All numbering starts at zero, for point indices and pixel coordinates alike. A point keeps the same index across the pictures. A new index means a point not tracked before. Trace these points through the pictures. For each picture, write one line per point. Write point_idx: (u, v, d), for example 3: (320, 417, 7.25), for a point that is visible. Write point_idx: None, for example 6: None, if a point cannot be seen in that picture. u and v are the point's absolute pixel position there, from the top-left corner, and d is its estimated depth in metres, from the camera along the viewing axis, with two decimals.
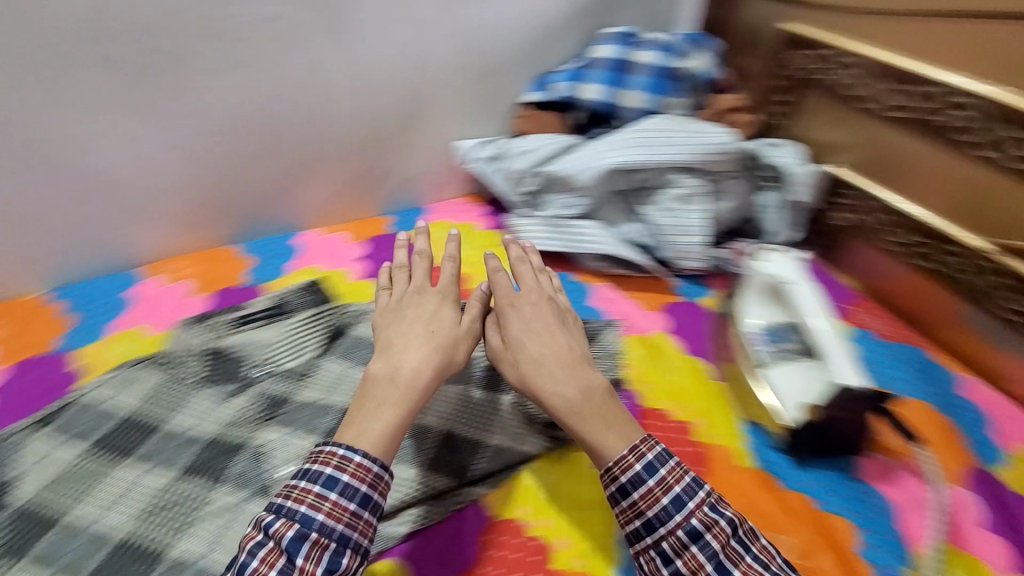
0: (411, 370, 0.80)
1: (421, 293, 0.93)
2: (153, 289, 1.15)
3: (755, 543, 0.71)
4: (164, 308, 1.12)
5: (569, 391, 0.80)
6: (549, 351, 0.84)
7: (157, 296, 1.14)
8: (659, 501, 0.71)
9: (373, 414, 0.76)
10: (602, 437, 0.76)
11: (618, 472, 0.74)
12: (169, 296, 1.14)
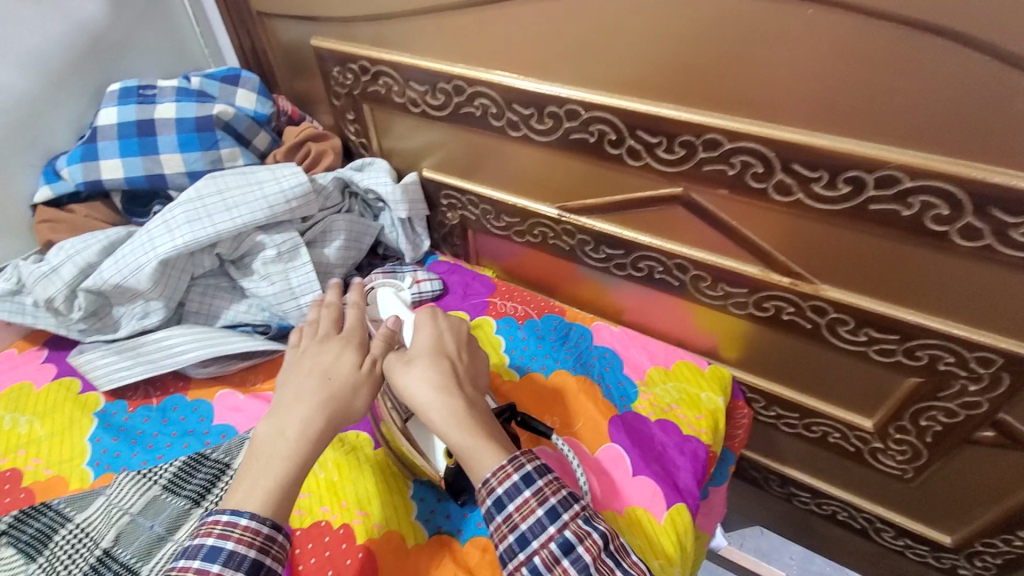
0: (281, 432, 0.49)
1: (326, 342, 0.56)
2: None
3: (627, 558, 0.46)
4: None
5: (447, 400, 0.51)
6: (434, 371, 0.53)
7: None
8: (534, 512, 0.46)
9: (244, 495, 0.46)
10: (469, 448, 0.49)
11: (494, 482, 0.47)
12: None
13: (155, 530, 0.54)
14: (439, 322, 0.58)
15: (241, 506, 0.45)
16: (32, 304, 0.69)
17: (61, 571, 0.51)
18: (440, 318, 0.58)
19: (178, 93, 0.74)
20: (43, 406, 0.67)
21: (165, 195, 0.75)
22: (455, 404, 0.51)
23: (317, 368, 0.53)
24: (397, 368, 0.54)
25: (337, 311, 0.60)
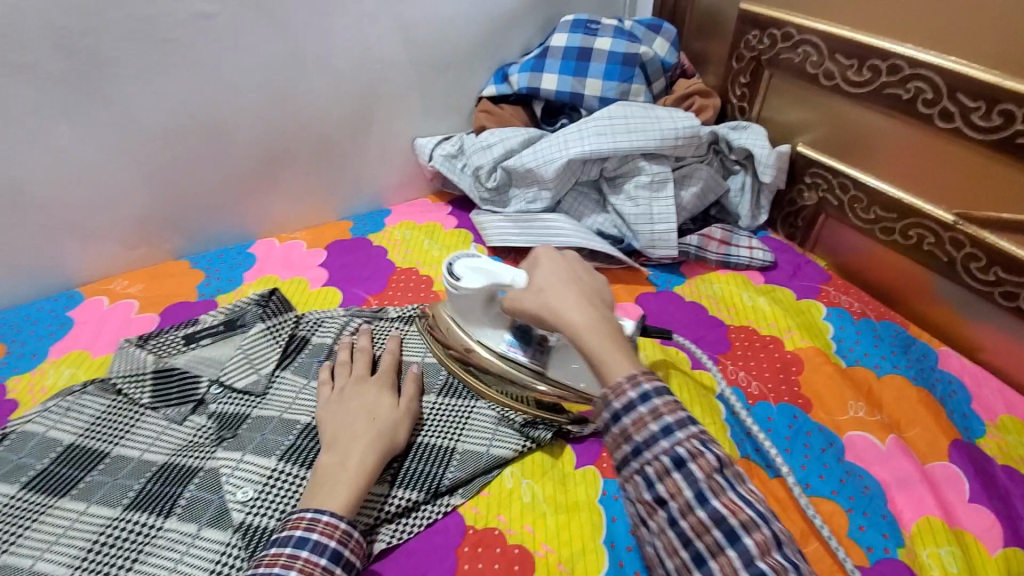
0: (340, 462, 0.51)
1: (362, 383, 0.60)
2: (288, 252, 0.85)
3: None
4: (273, 269, 0.82)
5: (581, 312, 0.49)
6: (562, 291, 0.51)
7: (284, 253, 0.85)
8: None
9: (327, 495, 0.49)
10: (604, 358, 0.45)
11: (612, 399, 0.43)
12: (301, 254, 0.85)
13: None
14: (553, 252, 0.56)
15: (324, 504, 0.48)
16: (462, 166, 0.90)
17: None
18: (556, 249, 0.56)
19: (615, 32, 0.87)
20: (448, 242, 0.89)
21: (571, 112, 0.90)
22: (588, 320, 0.48)
23: (363, 406, 0.57)
24: (523, 298, 0.54)
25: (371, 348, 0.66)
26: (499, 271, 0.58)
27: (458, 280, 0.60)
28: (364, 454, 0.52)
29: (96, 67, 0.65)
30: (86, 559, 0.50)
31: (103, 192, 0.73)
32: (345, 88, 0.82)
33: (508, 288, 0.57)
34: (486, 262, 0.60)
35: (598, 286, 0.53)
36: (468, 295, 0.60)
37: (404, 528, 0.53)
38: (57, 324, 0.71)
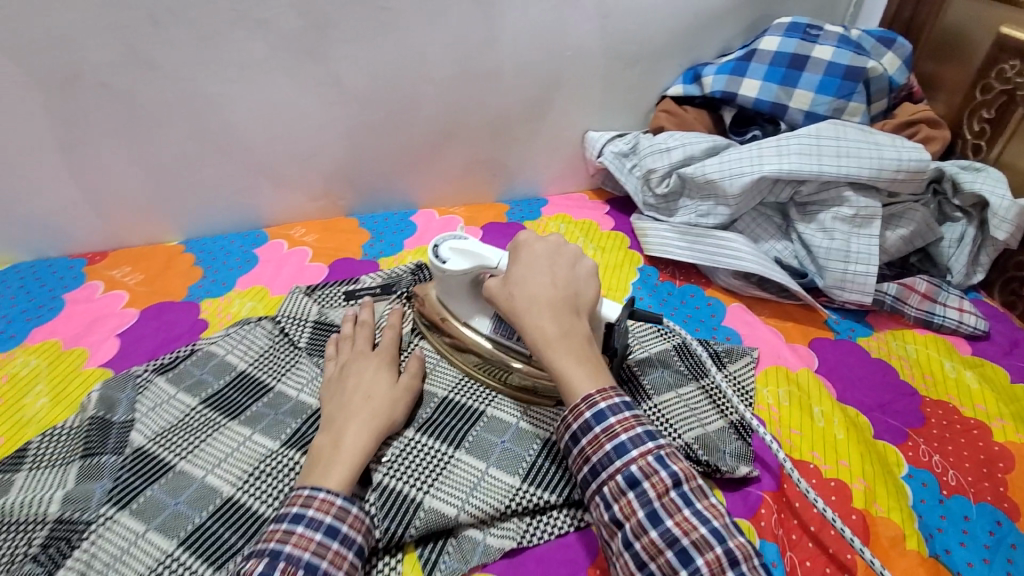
0: (334, 442, 0.50)
1: (365, 356, 0.59)
2: (446, 227, 0.86)
3: (699, 501, 0.44)
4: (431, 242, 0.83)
5: (553, 324, 0.49)
6: (536, 296, 0.51)
7: (441, 228, 0.86)
8: (603, 446, 0.46)
9: (322, 474, 0.48)
10: (560, 372, 0.48)
11: (570, 418, 0.47)
12: (458, 231, 0.85)
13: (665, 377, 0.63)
14: (533, 243, 0.55)
15: (320, 481, 0.47)
16: (631, 167, 0.85)
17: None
18: (537, 242, 0.55)
19: (839, 40, 0.78)
20: (604, 243, 0.83)
21: (767, 123, 0.82)
22: (524, 317, 0.50)
23: (358, 384, 0.55)
24: (497, 294, 0.53)
25: (372, 322, 0.64)
26: (484, 253, 0.57)
27: (444, 261, 0.58)
28: (354, 436, 0.51)
29: (318, 28, 0.67)
30: (248, 481, 0.54)
31: (298, 147, 0.76)
32: (532, 72, 0.79)
33: (491, 270, 0.57)
34: (470, 242, 0.58)
35: (578, 287, 0.53)
36: (456, 277, 0.58)
37: (535, 530, 0.51)
38: (243, 259, 0.78)
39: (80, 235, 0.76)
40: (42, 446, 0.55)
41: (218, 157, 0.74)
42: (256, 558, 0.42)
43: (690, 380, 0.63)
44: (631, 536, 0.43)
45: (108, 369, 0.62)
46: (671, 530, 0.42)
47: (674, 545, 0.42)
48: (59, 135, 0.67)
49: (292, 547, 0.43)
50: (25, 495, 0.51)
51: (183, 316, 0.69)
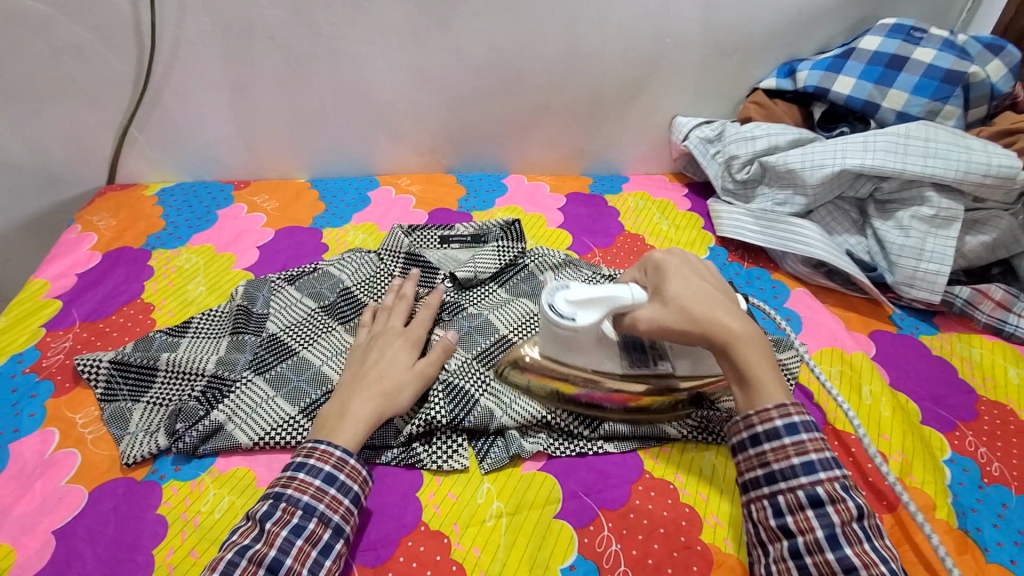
0: (341, 411, 0.54)
1: (391, 332, 0.62)
2: (534, 190, 0.92)
3: (877, 538, 0.44)
4: (519, 200, 0.90)
5: (738, 327, 0.50)
6: (709, 303, 0.51)
7: (532, 191, 0.92)
8: (788, 459, 0.47)
9: (332, 432, 0.52)
10: (755, 376, 0.49)
11: (754, 419, 0.48)
12: (546, 194, 0.91)
13: None
14: (673, 259, 0.55)
15: (327, 436, 0.52)
16: (714, 152, 0.89)
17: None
18: (675, 258, 0.56)
19: (943, 44, 0.79)
20: (682, 221, 0.87)
21: (857, 121, 0.85)
22: (712, 325, 0.50)
23: (378, 361, 0.58)
24: (664, 312, 0.52)
25: (407, 301, 0.67)
26: (611, 294, 0.52)
27: (573, 318, 0.53)
28: (360, 408, 0.54)
29: (451, 2, 0.76)
30: None
31: (416, 106, 0.87)
32: (631, 56, 0.85)
33: (625, 308, 0.53)
34: (586, 287, 0.54)
35: (730, 294, 0.54)
36: (585, 330, 0.54)
37: (576, 444, 0.59)
38: (358, 199, 0.89)
39: (233, 164, 0.91)
40: (202, 321, 0.67)
41: (349, 109, 0.86)
42: (323, 523, 0.47)
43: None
44: (804, 550, 0.44)
45: (252, 271, 0.75)
46: (850, 558, 0.43)
47: (852, 573, 0.42)
48: (232, 79, 0.81)
49: (347, 527, 0.49)
50: (190, 353, 0.62)
51: (308, 240, 0.81)
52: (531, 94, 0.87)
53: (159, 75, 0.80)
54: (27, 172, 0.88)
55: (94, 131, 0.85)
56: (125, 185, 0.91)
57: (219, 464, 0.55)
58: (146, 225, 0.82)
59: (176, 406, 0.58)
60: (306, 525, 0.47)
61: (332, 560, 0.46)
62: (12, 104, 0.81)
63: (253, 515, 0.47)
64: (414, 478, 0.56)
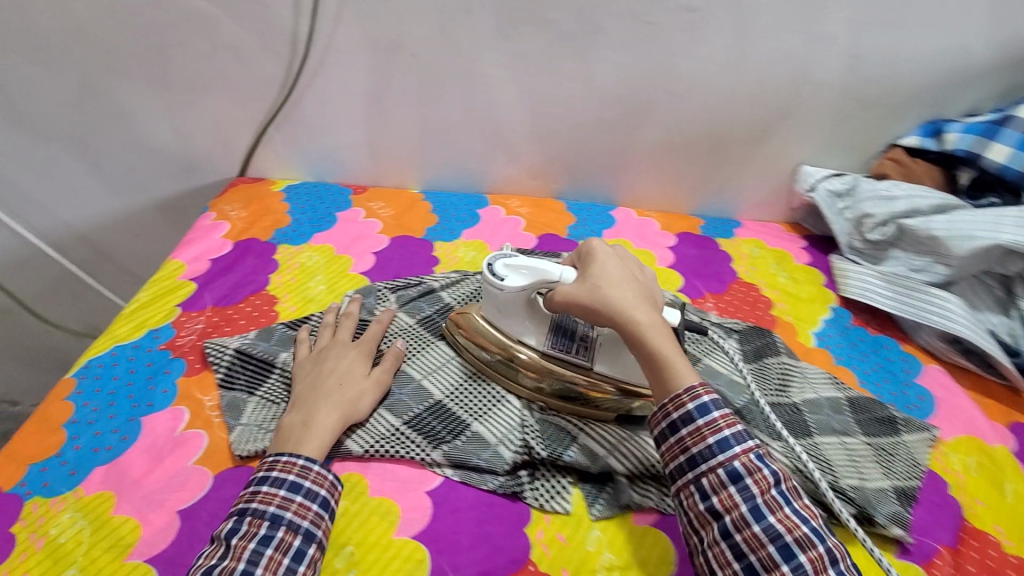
0: (305, 421, 0.54)
1: (347, 346, 0.62)
2: (642, 225, 0.90)
3: (796, 500, 0.46)
4: (629, 234, 0.88)
5: (648, 315, 0.53)
6: (626, 292, 0.54)
7: (642, 226, 0.90)
8: (705, 439, 0.48)
9: (298, 443, 0.52)
10: (665, 364, 0.51)
11: (669, 408, 0.50)
12: (654, 231, 0.89)
13: (832, 421, 0.64)
14: (606, 252, 0.57)
15: (308, 452, 0.51)
16: (842, 207, 0.85)
17: (766, 384, 0.67)
18: (607, 248, 0.57)
19: None
20: (800, 275, 0.83)
21: (1008, 191, 0.79)
22: (624, 311, 0.52)
23: (334, 372, 0.59)
24: (579, 287, 0.54)
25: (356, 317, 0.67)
26: (543, 268, 0.57)
27: (503, 280, 0.59)
28: (321, 415, 0.54)
29: (590, 32, 0.77)
30: (455, 391, 0.62)
31: (536, 130, 0.87)
32: (764, 99, 0.83)
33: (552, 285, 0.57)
34: (527, 259, 0.59)
35: (650, 288, 0.57)
36: (513, 296, 0.59)
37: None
38: (468, 215, 0.89)
39: (353, 169, 0.95)
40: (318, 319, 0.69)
41: (472, 126, 0.87)
42: (292, 530, 0.46)
43: (857, 432, 0.63)
44: (732, 529, 0.45)
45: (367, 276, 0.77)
46: (774, 525, 0.45)
47: (777, 540, 0.44)
48: (368, 88, 0.84)
49: (319, 531, 0.47)
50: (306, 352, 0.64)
51: (418, 251, 0.83)
52: (653, 128, 0.86)
53: (305, 79, 0.84)
54: (170, 156, 0.95)
55: (236, 126, 0.91)
56: (254, 179, 0.96)
57: (336, 466, 0.55)
58: (272, 220, 0.86)
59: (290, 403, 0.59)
60: (275, 534, 0.45)
61: (306, 565, 0.45)
62: (171, 95, 0.88)
63: (220, 535, 0.46)
64: (520, 511, 0.54)
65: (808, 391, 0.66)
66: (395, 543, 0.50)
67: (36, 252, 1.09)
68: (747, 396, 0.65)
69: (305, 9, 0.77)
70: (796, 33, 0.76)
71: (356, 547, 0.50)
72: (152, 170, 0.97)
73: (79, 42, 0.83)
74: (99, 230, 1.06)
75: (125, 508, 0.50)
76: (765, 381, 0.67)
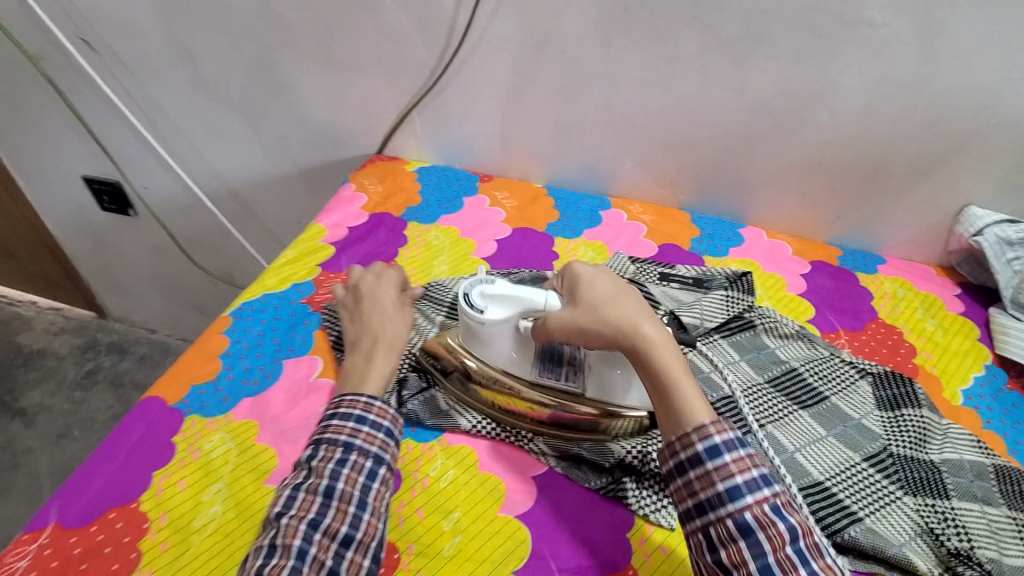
0: (365, 361, 0.57)
1: (378, 285, 0.65)
2: (769, 249, 0.86)
3: (816, 560, 0.41)
4: (755, 255, 0.84)
5: (656, 332, 0.50)
6: (624, 312, 0.51)
7: (771, 250, 0.85)
8: (714, 486, 0.44)
9: (360, 383, 0.54)
10: (674, 391, 0.48)
11: (677, 446, 0.46)
12: (783, 257, 0.84)
13: (973, 487, 0.57)
14: (601, 274, 0.55)
15: (371, 390, 0.54)
16: (1011, 258, 0.77)
17: (901, 436, 0.61)
18: (598, 269, 0.55)
19: None
20: (949, 325, 0.76)
21: None
22: (623, 333, 0.50)
23: (373, 312, 0.62)
24: (585, 297, 0.52)
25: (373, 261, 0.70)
26: (525, 296, 0.55)
27: (482, 312, 0.57)
28: (382, 361, 0.57)
29: (751, 43, 0.74)
30: None
31: (673, 137, 0.86)
32: (935, 129, 0.76)
33: (536, 311, 0.55)
34: (507, 286, 0.56)
35: (647, 305, 0.55)
36: (495, 326, 0.57)
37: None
38: (591, 216, 0.90)
39: (482, 158, 0.99)
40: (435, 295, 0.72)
41: (607, 128, 0.88)
42: (364, 454, 0.48)
43: (1001, 503, 0.56)
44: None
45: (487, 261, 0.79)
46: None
47: None
48: (513, 81, 0.87)
49: (388, 455, 0.50)
50: (419, 328, 0.68)
51: (537, 242, 0.84)
52: (800, 147, 0.82)
53: (453, 68, 0.89)
54: (321, 129, 1.04)
55: (382, 107, 0.97)
56: (389, 158, 1.03)
57: (447, 436, 0.58)
58: (404, 198, 0.91)
59: (404, 375, 0.63)
60: (349, 457, 0.48)
61: (379, 484, 0.48)
62: (332, 73, 0.95)
63: (300, 462, 0.49)
64: (623, 517, 0.53)
65: (949, 450, 0.60)
66: (499, 519, 0.51)
67: (197, 202, 1.24)
68: (881, 445, 0.60)
69: (467, 1, 0.81)
70: (989, 58, 0.69)
71: (462, 514, 0.51)
72: (303, 141, 1.07)
73: (264, 19, 0.92)
74: (249, 189, 1.18)
75: (265, 438, 0.55)
76: (897, 432, 0.61)
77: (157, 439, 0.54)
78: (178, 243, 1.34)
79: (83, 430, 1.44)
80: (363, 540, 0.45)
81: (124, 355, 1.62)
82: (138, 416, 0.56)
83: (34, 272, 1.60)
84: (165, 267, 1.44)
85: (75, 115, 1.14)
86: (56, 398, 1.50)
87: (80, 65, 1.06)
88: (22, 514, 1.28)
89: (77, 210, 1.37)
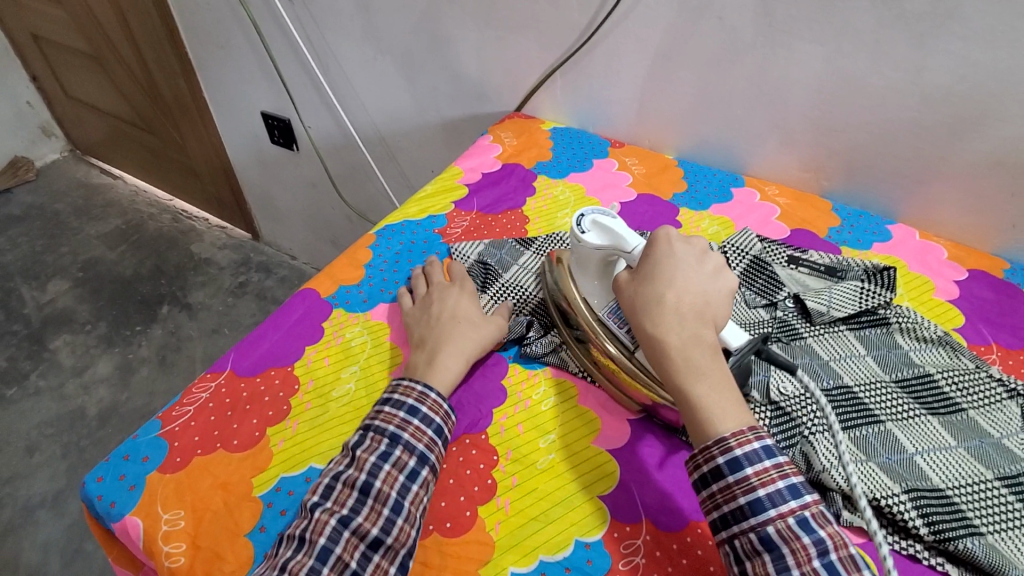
0: (427, 359, 0.57)
1: (453, 289, 0.64)
2: (921, 251, 0.78)
3: (822, 527, 0.43)
4: (904, 256, 0.77)
5: (686, 337, 0.49)
6: (660, 309, 0.51)
7: (924, 253, 0.78)
8: (716, 463, 0.45)
9: (420, 377, 0.55)
10: (695, 409, 0.47)
11: (700, 459, 0.46)
12: (937, 262, 0.77)
13: None
14: (669, 256, 0.54)
15: (433, 386, 0.54)
16: None
17: None
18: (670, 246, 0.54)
19: None
20: None
21: None
22: (654, 329, 0.50)
23: (442, 315, 0.61)
24: (624, 294, 0.54)
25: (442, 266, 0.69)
26: (628, 238, 0.57)
27: (584, 232, 0.58)
28: (443, 359, 0.57)
29: (941, 17, 0.68)
30: None
31: (828, 118, 0.81)
32: None
33: (627, 257, 0.57)
34: (619, 222, 0.58)
35: (715, 296, 0.52)
36: (587, 251, 0.59)
37: (907, 544, 0.51)
38: (721, 192, 0.88)
39: (618, 124, 0.99)
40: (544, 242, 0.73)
41: (756, 102, 0.84)
42: (407, 451, 0.49)
43: None
44: (743, 555, 0.43)
45: None
46: (785, 558, 0.42)
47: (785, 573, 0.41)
48: (663, 47, 0.86)
49: (432, 455, 0.50)
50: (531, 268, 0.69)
51: (661, 211, 0.84)
52: (981, 141, 0.74)
53: (605, 30, 0.89)
54: (469, 84, 1.11)
55: (530, 65, 1.01)
56: (527, 117, 1.07)
57: (552, 370, 0.61)
58: (536, 153, 0.95)
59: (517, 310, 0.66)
60: (393, 451, 0.49)
61: (418, 485, 0.48)
62: (489, 29, 1.01)
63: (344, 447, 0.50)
64: None
65: None
66: (593, 448, 0.55)
67: (350, 143, 1.38)
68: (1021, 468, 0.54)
69: None
70: None
71: (558, 436, 0.55)
72: (450, 93, 1.14)
73: None
74: (395, 135, 1.29)
75: (395, 338, 0.63)
76: None
77: (311, 321, 0.64)
78: (328, 179, 1.50)
79: (231, 329, 1.69)
80: (393, 545, 0.46)
81: (269, 274, 1.86)
82: (298, 300, 0.66)
83: (211, 192, 1.87)
84: (314, 200, 1.62)
85: (269, 56, 1.31)
86: (215, 299, 1.77)
87: (278, 12, 1.21)
88: (178, 387, 1.53)
89: (252, 141, 1.58)
